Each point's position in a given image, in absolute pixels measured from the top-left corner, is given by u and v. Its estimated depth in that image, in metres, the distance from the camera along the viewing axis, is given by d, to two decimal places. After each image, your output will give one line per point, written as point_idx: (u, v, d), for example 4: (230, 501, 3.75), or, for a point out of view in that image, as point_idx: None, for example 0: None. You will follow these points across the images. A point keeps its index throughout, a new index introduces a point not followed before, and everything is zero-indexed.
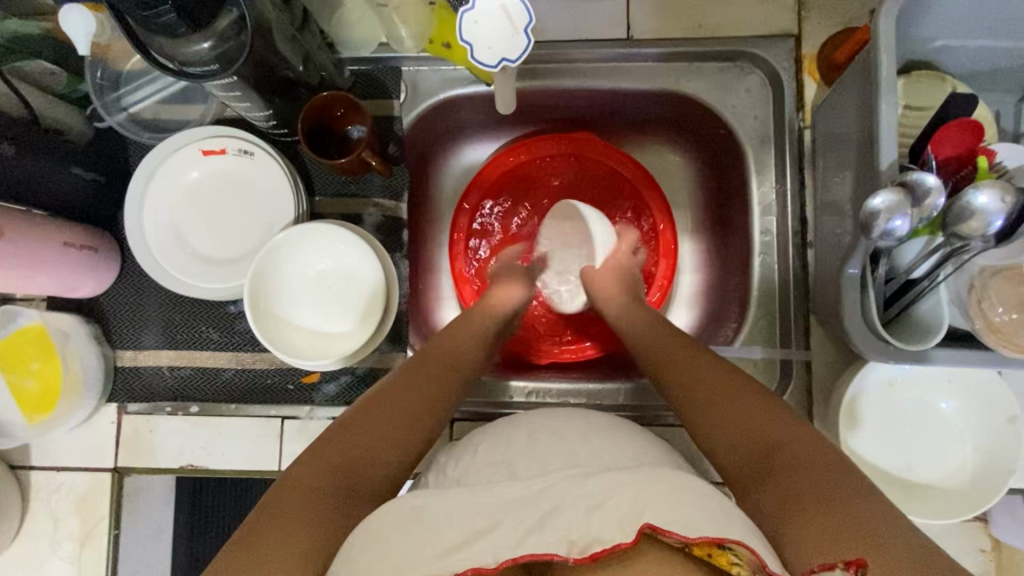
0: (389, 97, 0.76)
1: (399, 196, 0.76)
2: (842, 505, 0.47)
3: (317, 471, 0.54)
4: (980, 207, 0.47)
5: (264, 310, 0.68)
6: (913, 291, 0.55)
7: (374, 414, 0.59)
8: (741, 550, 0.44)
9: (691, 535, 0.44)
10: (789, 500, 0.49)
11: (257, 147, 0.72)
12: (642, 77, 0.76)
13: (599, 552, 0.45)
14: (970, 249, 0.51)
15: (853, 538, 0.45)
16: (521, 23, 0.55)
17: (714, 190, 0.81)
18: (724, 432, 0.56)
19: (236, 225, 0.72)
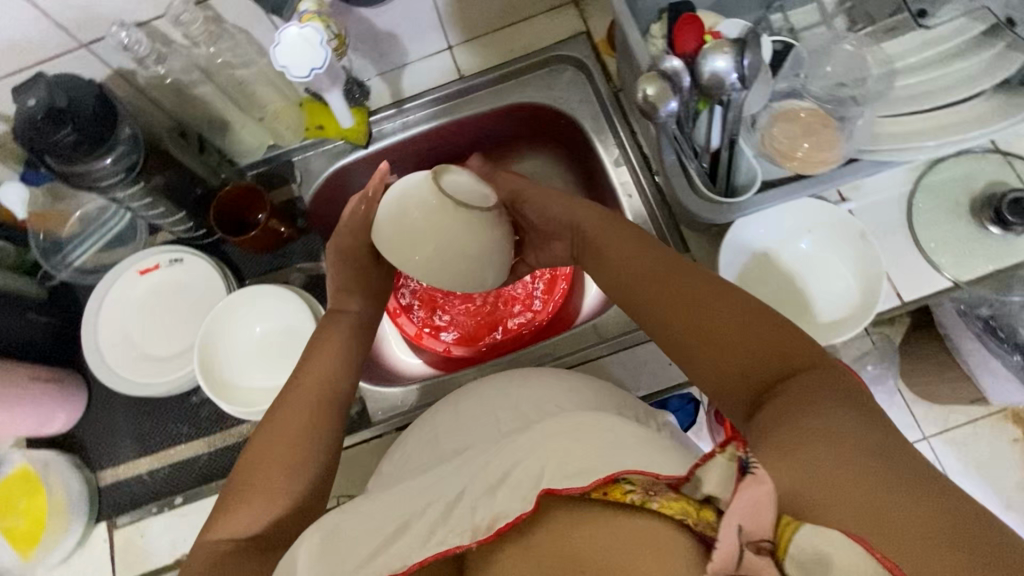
0: (288, 183, 0.90)
1: (317, 256, 0.88)
2: (854, 449, 0.39)
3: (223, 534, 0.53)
4: (721, 73, 0.59)
5: (219, 379, 0.76)
6: (721, 159, 0.67)
7: (266, 453, 0.58)
8: (632, 477, 0.44)
9: (583, 483, 0.44)
10: (806, 426, 0.42)
11: (185, 253, 0.83)
12: (485, 101, 0.93)
13: (503, 527, 0.47)
14: (737, 106, 0.63)
15: (860, 480, 0.37)
16: (315, 38, 0.53)
17: (580, 169, 0.96)
18: (732, 344, 0.52)
19: (182, 323, 0.82)
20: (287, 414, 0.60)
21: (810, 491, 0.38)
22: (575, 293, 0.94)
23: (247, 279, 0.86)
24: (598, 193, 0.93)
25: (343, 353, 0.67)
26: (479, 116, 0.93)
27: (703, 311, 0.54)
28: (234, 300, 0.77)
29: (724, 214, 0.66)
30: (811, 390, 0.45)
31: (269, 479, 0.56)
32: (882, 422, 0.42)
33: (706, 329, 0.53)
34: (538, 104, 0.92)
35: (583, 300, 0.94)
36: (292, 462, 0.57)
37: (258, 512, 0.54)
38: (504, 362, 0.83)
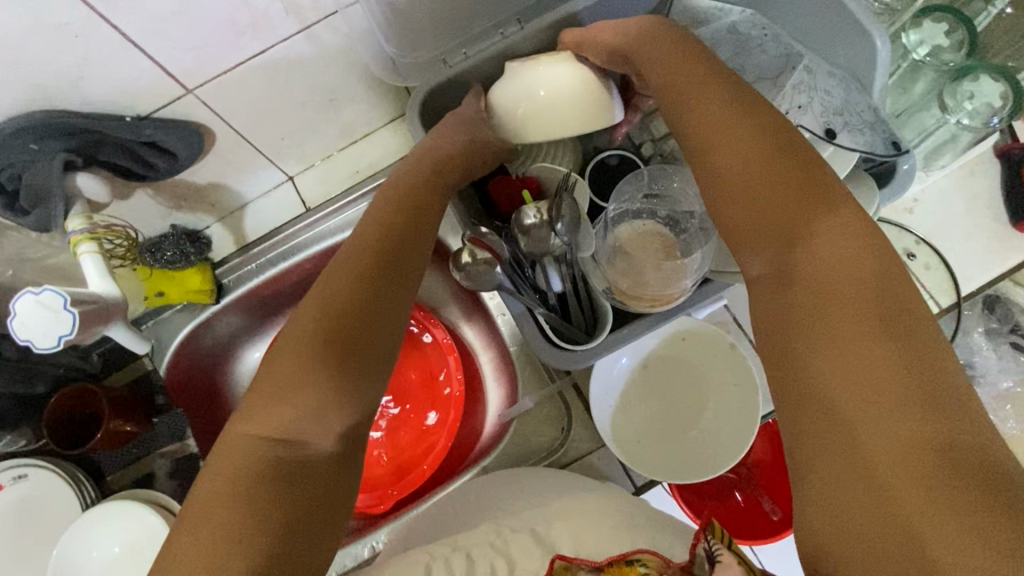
0: (138, 356, 0.83)
1: (183, 435, 0.81)
2: (904, 390, 0.34)
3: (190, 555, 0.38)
4: (554, 226, 0.60)
5: None
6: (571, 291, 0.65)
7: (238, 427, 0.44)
8: (647, 559, 0.49)
9: (599, 557, 0.51)
10: (822, 410, 0.37)
11: (29, 467, 0.75)
12: (342, 230, 0.86)
13: None
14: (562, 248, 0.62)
15: (908, 444, 0.33)
16: (58, 301, 0.47)
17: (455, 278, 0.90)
18: (842, 235, 0.41)
19: (40, 545, 0.75)
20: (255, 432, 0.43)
21: (834, 491, 0.35)
22: (471, 409, 0.89)
23: (107, 475, 0.79)
24: (476, 302, 0.88)
25: (357, 290, 0.51)
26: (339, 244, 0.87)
27: (761, 191, 0.45)
28: (83, 518, 0.71)
29: (575, 358, 0.59)
30: (845, 361, 0.36)
31: (238, 525, 0.39)
32: (921, 364, 0.35)
33: (773, 220, 0.44)
34: None
35: (484, 416, 0.89)
36: (253, 488, 0.40)
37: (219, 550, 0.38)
38: (410, 514, 0.79)
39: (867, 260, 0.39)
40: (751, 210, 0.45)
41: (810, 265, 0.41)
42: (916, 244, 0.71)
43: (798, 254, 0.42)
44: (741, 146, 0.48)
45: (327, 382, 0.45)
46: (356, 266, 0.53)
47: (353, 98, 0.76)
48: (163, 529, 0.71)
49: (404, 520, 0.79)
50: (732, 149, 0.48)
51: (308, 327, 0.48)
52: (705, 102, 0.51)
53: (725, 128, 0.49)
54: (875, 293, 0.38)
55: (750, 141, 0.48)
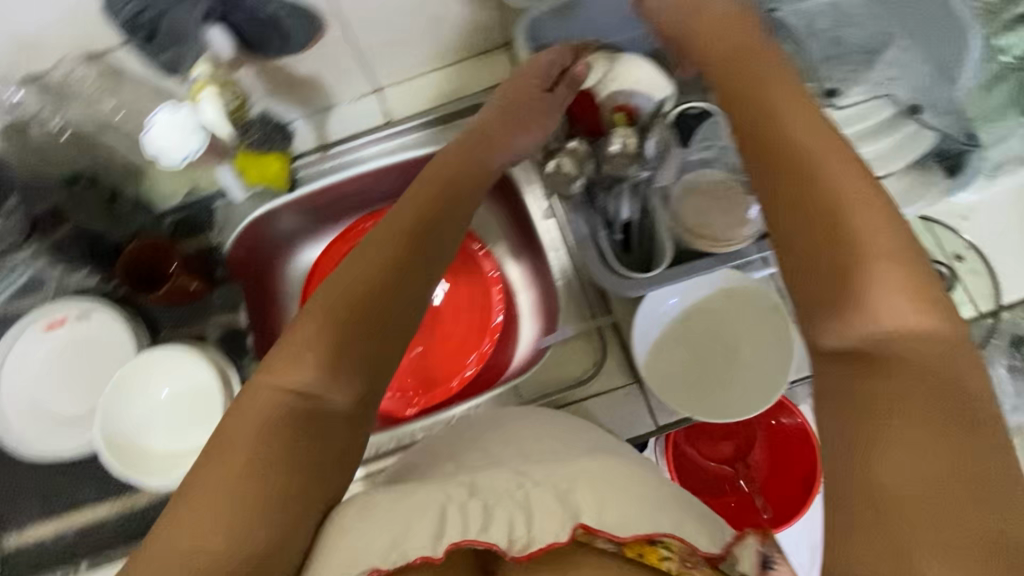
0: (206, 230, 0.87)
1: (237, 308, 0.86)
2: (960, 494, 0.36)
3: (211, 482, 0.43)
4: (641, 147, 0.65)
5: (121, 444, 0.73)
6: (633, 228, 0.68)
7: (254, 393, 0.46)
8: (669, 541, 0.48)
9: (622, 532, 0.48)
10: (876, 499, 0.38)
11: (95, 307, 0.81)
12: (415, 145, 0.90)
13: (535, 553, 0.48)
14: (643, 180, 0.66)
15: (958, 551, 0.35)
16: None
17: (511, 213, 0.93)
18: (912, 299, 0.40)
19: (91, 382, 0.80)
20: (255, 423, 0.44)
21: (889, 547, 0.36)
22: (504, 341, 0.92)
23: (162, 331, 0.84)
24: (529, 242, 0.92)
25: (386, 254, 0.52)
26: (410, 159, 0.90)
27: (824, 237, 0.43)
28: (141, 359, 0.76)
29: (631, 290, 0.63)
30: (911, 460, 0.37)
31: (214, 524, 0.41)
32: (979, 467, 0.37)
33: (846, 282, 0.42)
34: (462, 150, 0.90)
35: (515, 349, 0.93)
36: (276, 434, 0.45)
37: (198, 529, 0.41)
38: (430, 420, 0.83)
39: (934, 344, 0.39)
40: (815, 237, 0.44)
41: (872, 292, 0.41)
42: (966, 249, 0.74)
43: (862, 327, 0.41)
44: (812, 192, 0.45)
45: (354, 340, 0.48)
46: (397, 226, 0.54)
47: (458, 18, 0.79)
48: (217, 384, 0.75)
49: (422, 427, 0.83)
50: (804, 167, 0.46)
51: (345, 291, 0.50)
52: (790, 146, 0.47)
53: (805, 173, 0.46)
54: (944, 384, 0.39)
55: (837, 183, 0.44)
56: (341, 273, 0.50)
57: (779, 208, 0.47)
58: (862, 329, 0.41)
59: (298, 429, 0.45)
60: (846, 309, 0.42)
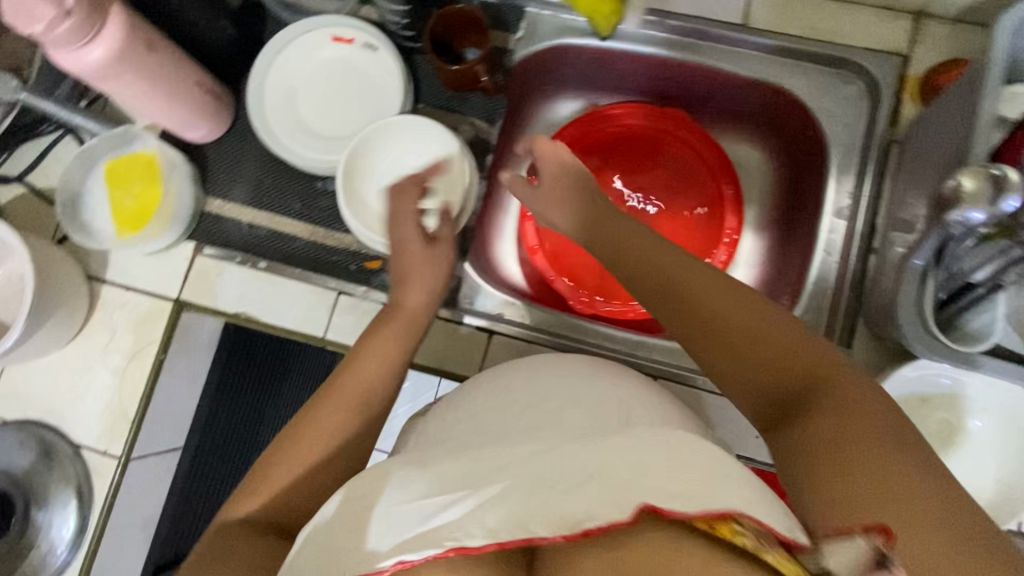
0: (507, 31, 0.82)
1: (493, 121, 0.81)
2: None
3: (258, 493, 0.55)
4: None
5: (357, 172, 0.77)
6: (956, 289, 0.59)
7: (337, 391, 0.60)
8: (746, 519, 0.38)
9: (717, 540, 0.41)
10: None
11: (382, 43, 0.78)
12: (748, 64, 0.79)
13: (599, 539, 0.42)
14: None
15: None
16: None
17: (787, 188, 0.84)
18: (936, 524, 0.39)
19: (346, 111, 0.79)
20: (323, 399, 0.60)
21: (764, 524, 0.39)
22: None
23: (421, 105, 0.81)
24: (789, 226, 0.83)
25: (394, 368, 0.63)
26: (732, 76, 0.80)
27: (884, 463, 0.41)
28: (421, 120, 0.77)
29: (911, 334, 0.59)
30: None
31: (298, 501, 0.55)
32: None
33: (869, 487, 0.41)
34: (788, 94, 0.79)
35: None
36: (309, 437, 0.57)
37: (280, 504, 0.55)
38: (601, 328, 0.78)
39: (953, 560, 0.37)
40: (722, 335, 0.52)
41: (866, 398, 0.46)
42: None
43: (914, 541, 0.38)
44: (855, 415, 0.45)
45: (400, 334, 0.65)
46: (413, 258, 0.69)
47: None
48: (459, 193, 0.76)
49: (588, 330, 0.78)
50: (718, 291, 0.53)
51: (411, 314, 0.67)
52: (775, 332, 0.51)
53: (860, 415, 0.44)
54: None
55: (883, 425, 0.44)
56: (359, 362, 0.62)
57: (657, 311, 0.56)
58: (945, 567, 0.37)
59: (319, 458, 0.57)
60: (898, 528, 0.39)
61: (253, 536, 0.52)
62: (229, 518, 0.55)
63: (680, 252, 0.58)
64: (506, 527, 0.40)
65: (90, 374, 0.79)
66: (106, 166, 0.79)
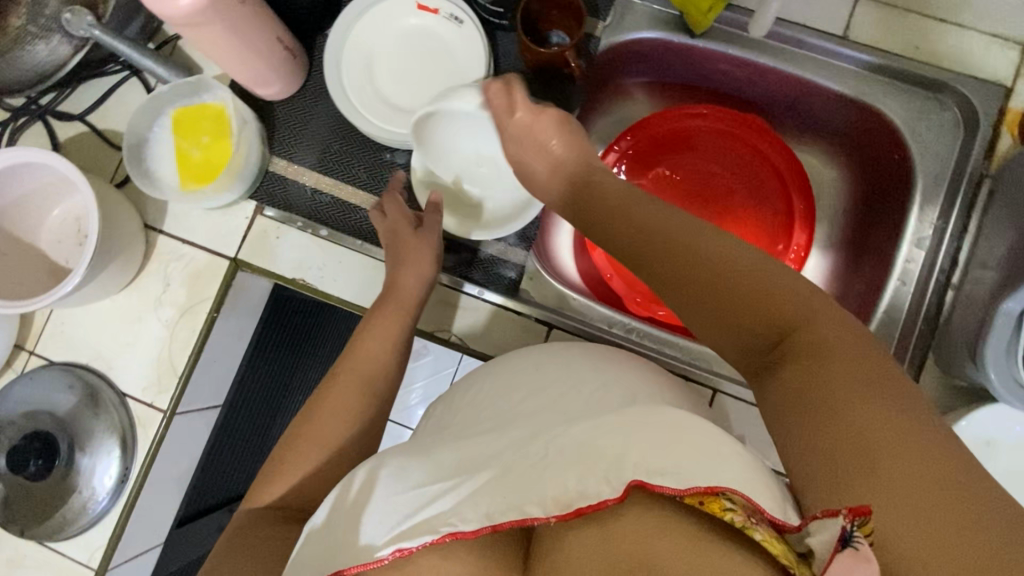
0: (597, 17, 0.79)
1: (573, 109, 0.79)
2: None
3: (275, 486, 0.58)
4: None
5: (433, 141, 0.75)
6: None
7: (348, 376, 0.64)
8: (736, 495, 0.40)
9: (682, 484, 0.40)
10: None
11: (468, 16, 0.75)
12: (842, 78, 0.76)
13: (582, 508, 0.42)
14: None
15: None
16: None
17: (863, 210, 0.82)
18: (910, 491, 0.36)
19: (424, 83, 0.77)
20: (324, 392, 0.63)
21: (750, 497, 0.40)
22: None
23: None
24: (861, 249, 0.81)
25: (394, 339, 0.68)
26: (822, 89, 0.78)
27: (857, 417, 0.39)
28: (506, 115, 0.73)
29: (997, 378, 0.58)
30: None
31: (313, 492, 0.58)
32: None
33: (861, 453, 0.38)
34: (878, 113, 0.76)
35: None
36: (327, 424, 0.61)
37: (297, 491, 0.58)
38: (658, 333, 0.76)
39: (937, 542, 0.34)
40: (747, 325, 0.47)
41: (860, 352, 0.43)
42: None
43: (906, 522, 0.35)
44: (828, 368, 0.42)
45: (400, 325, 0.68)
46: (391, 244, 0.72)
47: None
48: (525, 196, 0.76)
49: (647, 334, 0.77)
50: (700, 270, 0.49)
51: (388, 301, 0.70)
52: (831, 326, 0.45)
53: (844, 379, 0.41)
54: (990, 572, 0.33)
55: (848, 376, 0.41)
56: (356, 345, 0.66)
57: (684, 315, 0.51)
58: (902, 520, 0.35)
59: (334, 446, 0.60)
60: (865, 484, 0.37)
61: (272, 529, 0.55)
62: (251, 507, 0.58)
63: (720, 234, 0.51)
64: (500, 509, 0.44)
65: (140, 324, 0.78)
66: (174, 114, 0.76)
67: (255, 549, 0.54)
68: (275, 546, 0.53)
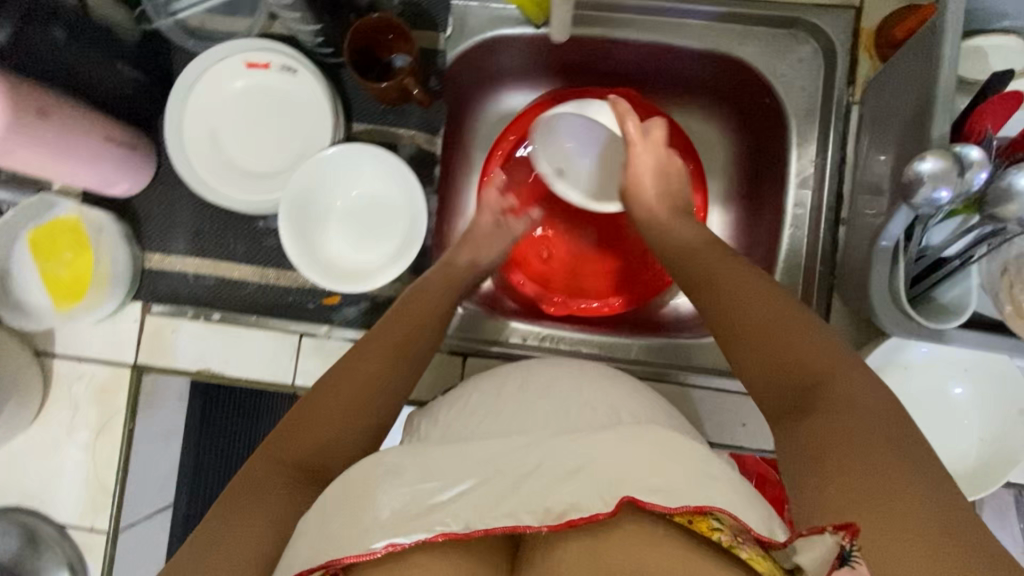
0: (437, 29, 0.77)
1: (435, 130, 0.77)
2: None
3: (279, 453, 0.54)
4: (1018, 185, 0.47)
5: (305, 202, 0.71)
6: (925, 263, 0.57)
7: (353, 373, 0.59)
8: (723, 516, 0.45)
9: (672, 504, 0.44)
10: None
11: (301, 65, 0.72)
12: (693, 35, 0.74)
13: (576, 519, 0.45)
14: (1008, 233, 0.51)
15: None
16: None
17: (752, 158, 0.81)
18: (896, 511, 0.43)
19: (274, 141, 0.73)
20: (342, 382, 0.58)
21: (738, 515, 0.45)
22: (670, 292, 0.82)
23: (355, 123, 0.76)
24: (757, 197, 0.80)
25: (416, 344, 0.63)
26: (678, 50, 0.76)
27: (859, 446, 0.47)
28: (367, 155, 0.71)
29: (885, 317, 0.56)
30: None
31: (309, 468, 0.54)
32: None
33: (863, 474, 0.45)
34: (739, 62, 0.75)
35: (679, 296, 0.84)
36: (328, 427, 0.56)
37: (297, 461, 0.54)
38: (573, 334, 0.76)
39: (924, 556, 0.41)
40: (782, 373, 0.53)
41: (869, 393, 0.50)
42: None
43: (884, 527, 0.42)
44: (848, 408, 0.49)
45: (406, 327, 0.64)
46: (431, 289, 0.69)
47: None
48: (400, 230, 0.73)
49: (562, 339, 0.76)
50: (793, 330, 0.54)
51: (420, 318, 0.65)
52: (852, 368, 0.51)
53: (844, 410, 0.49)
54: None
55: (855, 413, 0.48)
56: (369, 341, 0.62)
57: (733, 353, 0.57)
58: (890, 535, 0.42)
59: (328, 440, 0.55)
60: (863, 501, 0.44)
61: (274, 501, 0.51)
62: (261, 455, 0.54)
63: (753, 276, 0.59)
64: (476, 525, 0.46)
65: (60, 452, 0.76)
66: (32, 237, 0.73)
67: (267, 487, 0.52)
68: (277, 503, 0.51)
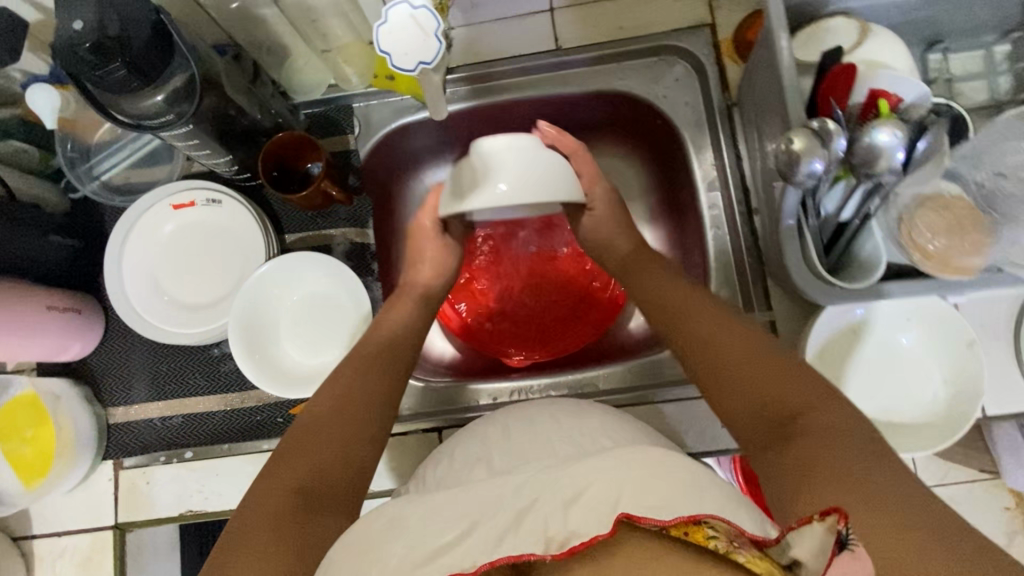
0: (345, 132, 0.81)
1: (364, 223, 0.80)
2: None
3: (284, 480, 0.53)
4: (880, 141, 0.51)
5: (253, 328, 0.72)
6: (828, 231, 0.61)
7: (337, 412, 0.59)
8: (715, 521, 0.42)
9: (665, 516, 0.42)
10: None
11: (224, 195, 0.76)
12: (577, 81, 0.81)
13: (577, 546, 0.42)
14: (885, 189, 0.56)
15: None
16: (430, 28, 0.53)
17: (662, 174, 0.85)
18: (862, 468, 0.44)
19: (211, 271, 0.76)
20: (309, 438, 0.57)
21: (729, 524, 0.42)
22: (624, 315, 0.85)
23: (287, 235, 0.80)
24: (677, 208, 0.84)
25: (372, 383, 0.63)
26: (568, 96, 0.82)
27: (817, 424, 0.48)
28: (293, 270, 0.74)
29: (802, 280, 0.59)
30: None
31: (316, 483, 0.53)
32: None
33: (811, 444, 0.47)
34: (623, 93, 0.81)
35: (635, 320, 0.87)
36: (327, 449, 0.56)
37: (303, 477, 0.53)
38: (541, 380, 0.77)
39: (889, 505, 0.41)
40: (755, 400, 0.53)
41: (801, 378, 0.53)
42: None
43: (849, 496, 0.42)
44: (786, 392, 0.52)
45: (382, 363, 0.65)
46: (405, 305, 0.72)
47: None
48: (346, 324, 0.75)
49: (531, 387, 0.77)
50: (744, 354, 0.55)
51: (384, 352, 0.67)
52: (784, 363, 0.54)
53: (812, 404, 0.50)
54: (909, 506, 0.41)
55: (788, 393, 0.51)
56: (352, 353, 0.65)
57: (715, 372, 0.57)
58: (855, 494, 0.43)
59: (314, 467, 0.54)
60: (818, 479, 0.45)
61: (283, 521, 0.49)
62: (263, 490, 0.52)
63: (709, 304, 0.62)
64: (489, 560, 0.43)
65: None
66: None
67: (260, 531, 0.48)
68: (289, 531, 0.48)
